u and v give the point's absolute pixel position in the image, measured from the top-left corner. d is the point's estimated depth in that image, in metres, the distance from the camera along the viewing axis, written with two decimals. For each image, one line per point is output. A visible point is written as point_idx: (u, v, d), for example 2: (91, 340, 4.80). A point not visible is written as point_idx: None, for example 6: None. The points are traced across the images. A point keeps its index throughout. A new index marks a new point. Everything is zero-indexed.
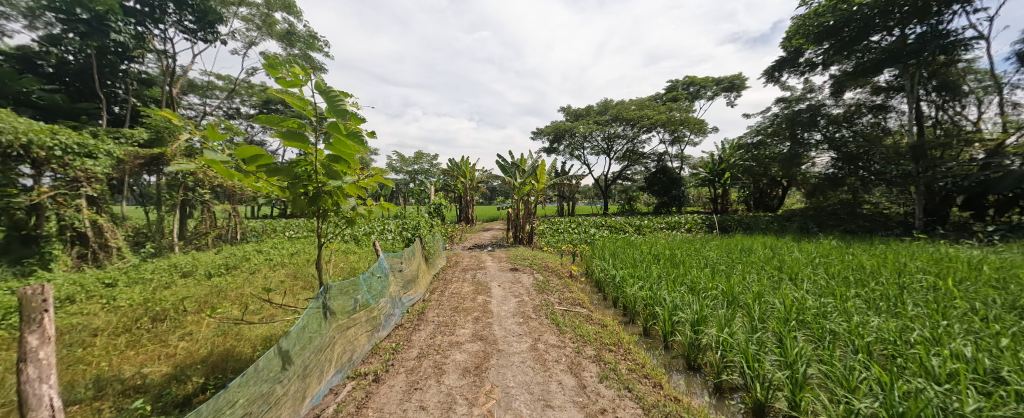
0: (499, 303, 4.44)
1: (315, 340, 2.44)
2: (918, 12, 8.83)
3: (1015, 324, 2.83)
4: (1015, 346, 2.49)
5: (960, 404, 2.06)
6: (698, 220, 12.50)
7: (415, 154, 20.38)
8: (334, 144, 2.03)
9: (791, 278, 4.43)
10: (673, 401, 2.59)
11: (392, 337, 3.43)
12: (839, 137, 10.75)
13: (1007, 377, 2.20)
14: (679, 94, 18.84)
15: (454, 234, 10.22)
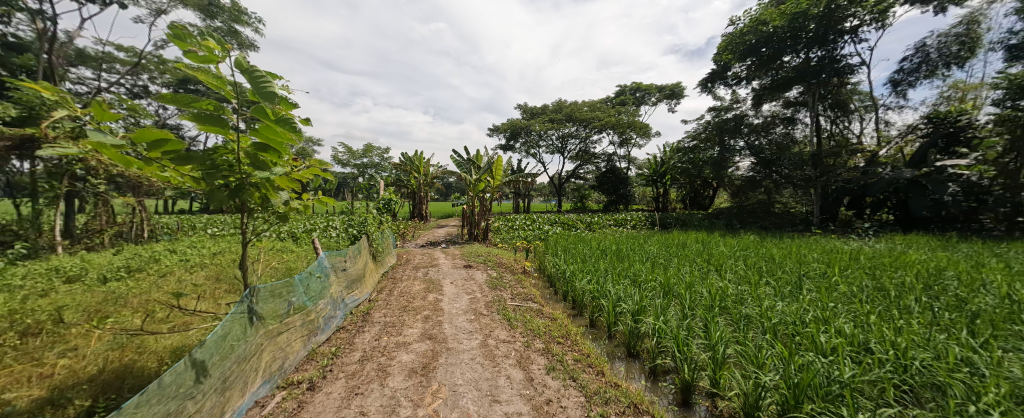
0: (450, 301, 4.38)
1: (237, 348, 2.22)
2: (819, 39, 10.20)
3: (883, 303, 3.39)
4: (882, 321, 2.98)
5: (833, 372, 2.38)
6: (640, 217, 13.29)
7: (363, 147, 19.31)
8: (260, 130, 1.83)
9: (718, 269, 4.90)
10: (613, 387, 2.73)
11: (332, 341, 3.23)
12: (760, 144, 11.90)
13: (875, 348, 2.61)
14: (626, 99, 19.87)
15: (407, 231, 9.89)
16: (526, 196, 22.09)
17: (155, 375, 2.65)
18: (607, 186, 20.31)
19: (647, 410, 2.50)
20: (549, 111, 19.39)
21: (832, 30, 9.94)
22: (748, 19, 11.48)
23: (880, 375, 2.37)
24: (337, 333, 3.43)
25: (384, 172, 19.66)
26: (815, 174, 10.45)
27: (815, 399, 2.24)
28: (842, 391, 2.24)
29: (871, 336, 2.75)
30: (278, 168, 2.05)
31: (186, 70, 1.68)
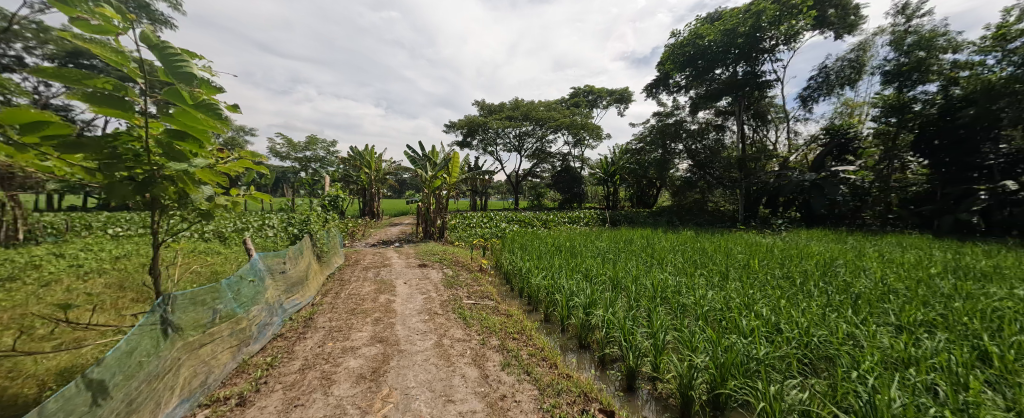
0: (403, 301, 4.24)
1: (148, 365, 1.96)
2: (744, 55, 11.31)
3: (793, 288, 3.82)
4: (792, 305, 3.36)
5: (750, 351, 2.61)
6: (593, 214, 13.77)
7: (307, 139, 18.07)
8: (174, 115, 1.57)
9: (660, 262, 5.24)
10: (565, 378, 2.81)
11: (268, 350, 2.99)
12: (697, 148, 12.68)
13: (786, 327, 2.92)
14: (580, 101, 20.48)
15: (356, 230, 9.42)
16: (483, 194, 22.02)
17: (31, 403, 2.22)
18: (562, 185, 20.87)
19: (596, 397, 2.60)
20: (506, 109, 19.43)
21: (755, 48, 11.07)
22: (687, 33, 12.37)
23: (788, 351, 2.65)
24: (274, 341, 3.17)
25: (331, 167, 18.56)
26: (739, 177, 11.65)
27: (738, 376, 2.46)
28: (758, 367, 2.46)
29: (782, 318, 3.08)
30: (200, 159, 1.81)
31: (74, 40, 1.37)
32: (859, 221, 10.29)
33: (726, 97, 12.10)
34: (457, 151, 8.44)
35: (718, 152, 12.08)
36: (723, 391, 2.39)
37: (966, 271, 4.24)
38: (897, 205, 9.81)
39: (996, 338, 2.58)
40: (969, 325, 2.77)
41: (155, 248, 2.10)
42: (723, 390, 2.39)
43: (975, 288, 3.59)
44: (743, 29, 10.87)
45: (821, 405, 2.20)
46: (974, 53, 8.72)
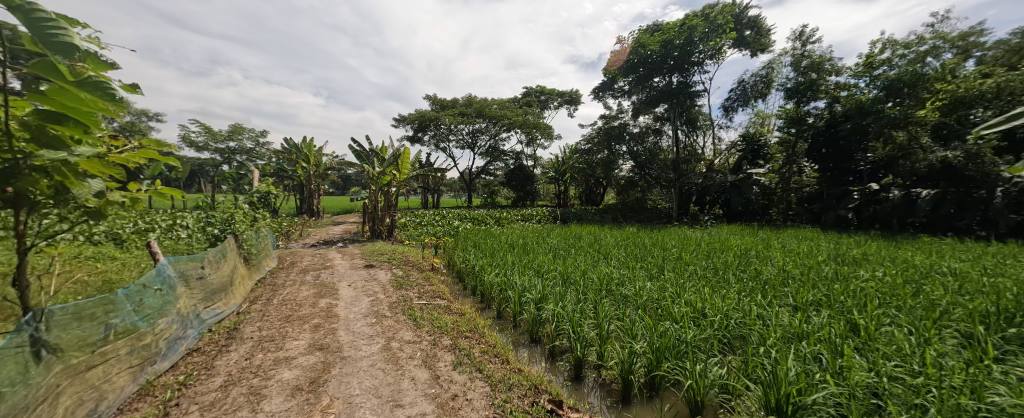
0: (347, 305, 4.00)
1: (15, 395, 1.63)
2: (678, 66, 12.28)
3: (719, 277, 4.21)
4: (717, 291, 3.70)
5: (680, 334, 2.81)
6: (545, 212, 14.06)
7: (229, 129, 16.31)
8: (46, 94, 1.30)
9: (606, 257, 5.49)
10: (517, 373, 2.83)
11: (182, 367, 2.65)
12: (638, 150, 13.36)
13: (711, 311, 3.21)
14: (532, 101, 20.77)
15: (292, 229, 8.71)
16: (435, 191, 21.54)
17: None
18: (515, 183, 21.10)
19: (545, 388, 2.64)
20: (458, 105, 19.13)
21: (687, 61, 12.09)
22: (631, 40, 13.10)
23: (710, 333, 2.90)
24: (190, 357, 2.81)
25: (261, 160, 16.99)
26: (674, 177, 12.68)
27: (670, 359, 2.64)
28: (688, 349, 2.67)
29: (706, 303, 3.36)
30: (85, 147, 1.53)
31: None
32: (768, 218, 11.74)
33: (662, 105, 13.04)
34: (407, 147, 8.17)
35: (656, 154, 12.90)
36: (658, 373, 2.55)
37: (845, 258, 4.97)
38: (795, 202, 11.25)
39: (864, 312, 3.04)
40: (845, 302, 3.23)
41: (21, 256, 1.75)
42: (658, 371, 2.55)
43: (850, 271, 4.23)
44: (678, 41, 11.76)
45: (738, 380, 2.44)
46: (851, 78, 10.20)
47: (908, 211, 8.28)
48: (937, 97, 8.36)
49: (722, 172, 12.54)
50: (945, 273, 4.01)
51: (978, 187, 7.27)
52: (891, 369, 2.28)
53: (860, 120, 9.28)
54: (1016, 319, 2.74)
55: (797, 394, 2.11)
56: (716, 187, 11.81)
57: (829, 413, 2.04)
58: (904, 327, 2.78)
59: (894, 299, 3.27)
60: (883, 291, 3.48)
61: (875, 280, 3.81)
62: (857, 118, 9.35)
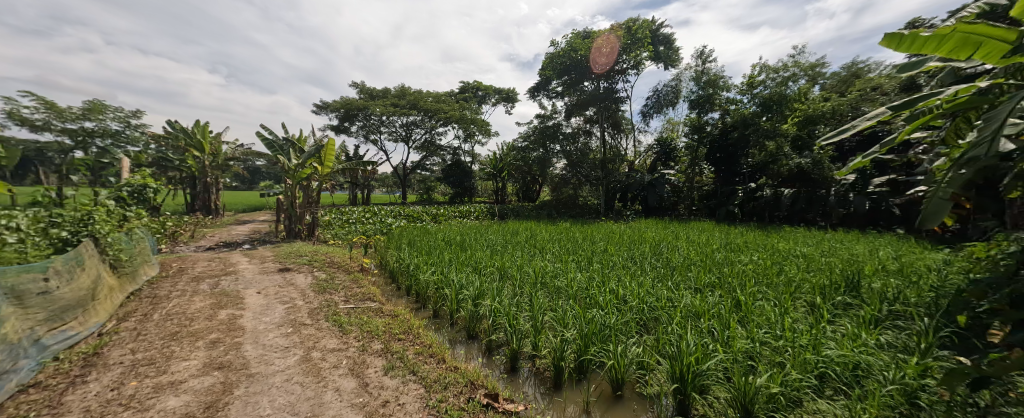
0: (256, 315, 3.54)
1: None
2: (605, 73, 13.12)
3: (639, 266, 4.58)
4: (636, 278, 4.02)
5: (605, 320, 2.99)
6: (482, 208, 14.03)
7: (86, 105, 13.38)
8: None
9: (541, 251, 5.65)
10: (453, 371, 2.76)
11: (13, 408, 2.10)
12: (571, 149, 13.91)
13: (631, 296, 3.47)
14: (469, 96, 20.55)
15: (180, 230, 7.49)
16: (366, 186, 20.23)
17: None
18: (452, 178, 20.73)
19: (482, 383, 2.62)
20: (390, 96, 18.19)
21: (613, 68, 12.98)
22: (564, 44, 13.61)
23: (629, 317, 3.14)
24: (25, 395, 2.23)
25: (134, 146, 14.25)
26: (602, 175, 13.49)
27: (596, 344, 2.79)
28: (612, 332, 2.86)
29: (626, 290, 3.63)
30: None
31: None
32: (677, 213, 13.05)
33: (591, 108, 13.80)
34: (332, 138, 7.52)
35: (586, 154, 13.56)
36: (587, 357, 2.68)
37: (732, 245, 5.77)
38: (697, 199, 12.63)
39: (745, 290, 3.54)
40: (731, 283, 3.74)
41: None
42: (587, 355, 2.68)
43: (735, 257, 4.90)
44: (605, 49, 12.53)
45: (651, 355, 2.67)
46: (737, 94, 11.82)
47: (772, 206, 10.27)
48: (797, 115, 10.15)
49: (643, 172, 13.69)
50: (798, 255, 4.87)
51: (820, 187, 9.12)
52: (762, 336, 2.68)
53: (747, 130, 10.80)
54: (845, 289, 3.44)
55: (695, 364, 2.37)
56: (637, 185, 12.86)
57: (718, 378, 2.33)
58: (772, 301, 3.31)
59: (767, 277, 3.86)
60: (757, 271, 4.10)
61: (753, 263, 4.48)
62: (744, 129, 10.88)
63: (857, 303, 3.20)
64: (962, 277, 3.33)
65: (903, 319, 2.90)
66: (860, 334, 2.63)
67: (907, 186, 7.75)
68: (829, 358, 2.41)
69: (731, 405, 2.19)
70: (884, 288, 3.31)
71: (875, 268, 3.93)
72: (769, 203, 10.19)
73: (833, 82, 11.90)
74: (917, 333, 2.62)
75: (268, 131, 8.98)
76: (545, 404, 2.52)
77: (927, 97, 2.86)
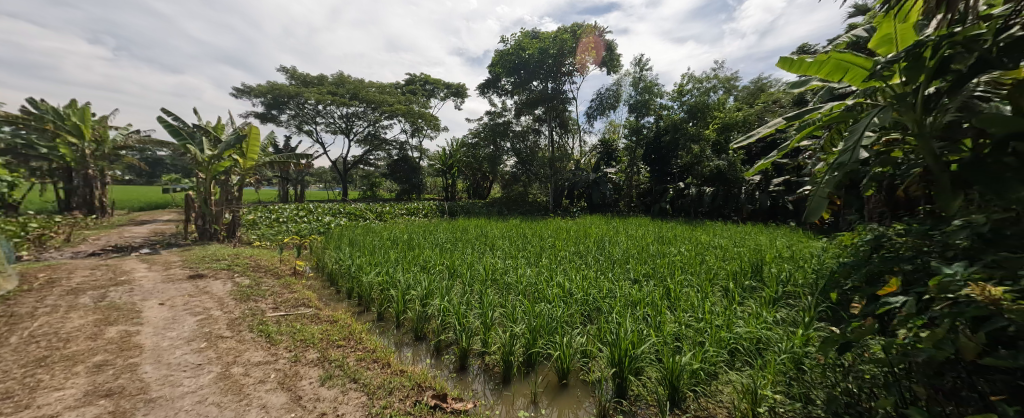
0: (156, 331, 3.06)
1: None
2: (552, 74, 13.41)
3: (584, 260, 4.72)
4: (580, 272, 4.13)
5: (552, 313, 3.04)
6: (432, 206, 13.65)
7: None
8: None
9: (491, 248, 5.60)
10: (399, 375, 2.62)
11: None
12: (520, 147, 14.14)
13: (575, 289, 3.56)
14: (417, 89, 19.84)
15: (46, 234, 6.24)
16: (300, 181, 18.95)
17: None
18: (398, 175, 19.93)
19: (430, 385, 2.51)
20: (327, 84, 16.98)
21: (560, 70, 13.30)
22: (512, 42, 13.65)
23: (574, 309, 3.22)
24: None
25: None
26: (551, 174, 13.81)
27: (544, 336, 2.82)
28: (559, 325, 2.90)
29: (572, 283, 3.73)
30: None
31: None
32: (618, 209, 13.57)
33: (540, 108, 14.01)
34: (256, 127, 6.80)
35: (536, 152, 13.91)
36: (535, 350, 2.68)
37: (663, 239, 6.20)
38: (636, 196, 13.38)
39: (674, 278, 3.81)
40: (663, 272, 4.00)
41: None
42: (534, 349, 2.69)
43: (666, 249, 5.26)
44: (552, 51, 12.81)
45: (593, 344, 2.76)
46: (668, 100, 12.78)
47: (696, 202, 11.15)
48: (716, 122, 11.28)
49: (587, 170, 14.21)
50: (716, 246, 5.38)
51: (733, 186, 10.18)
52: (686, 319, 2.90)
53: (677, 134, 11.71)
54: (754, 274, 3.85)
55: (630, 349, 2.48)
56: (582, 184, 13.34)
57: (650, 360, 2.47)
58: (696, 287, 3.59)
59: (693, 266, 4.19)
60: (682, 261, 4.44)
61: (681, 254, 4.84)
62: (675, 133, 11.78)
63: (759, 286, 3.60)
64: (834, 260, 3.93)
65: (792, 298, 3.33)
66: (761, 312, 2.95)
67: (797, 185, 8.97)
68: (739, 335, 2.66)
69: (661, 384, 2.32)
70: (781, 272, 3.77)
71: (773, 255, 4.47)
72: (693, 200, 11.08)
73: (743, 94, 13.44)
74: (802, 308, 3.02)
75: (172, 116, 7.78)
76: (494, 400, 2.48)
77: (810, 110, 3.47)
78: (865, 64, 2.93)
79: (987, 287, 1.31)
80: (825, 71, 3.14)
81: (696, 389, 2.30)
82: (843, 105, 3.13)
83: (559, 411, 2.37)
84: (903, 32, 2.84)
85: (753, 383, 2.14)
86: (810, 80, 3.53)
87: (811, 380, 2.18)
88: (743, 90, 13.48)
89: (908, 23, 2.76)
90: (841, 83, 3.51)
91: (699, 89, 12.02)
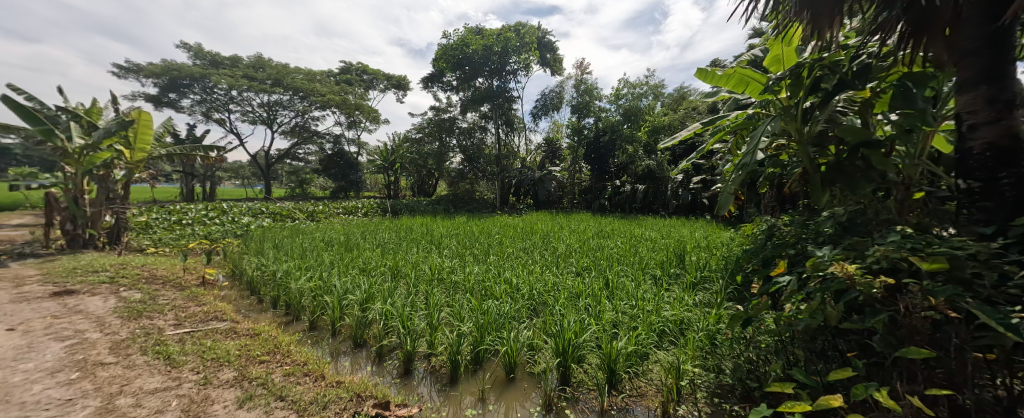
0: (1, 364, 2.44)
1: None
2: (496, 71, 13.37)
3: (530, 256, 4.74)
4: (526, 267, 4.14)
5: (500, 310, 2.99)
6: (373, 204, 12.96)
7: None
8: None
9: (437, 247, 5.42)
10: (334, 387, 2.38)
11: None
12: (467, 144, 14.01)
13: (522, 285, 3.54)
14: (352, 79, 18.62)
15: None
16: (209, 177, 17.64)
17: None
18: (333, 171, 18.55)
19: (370, 394, 2.32)
20: (242, 67, 15.21)
21: (504, 67, 13.29)
22: (456, 36, 13.33)
23: (521, 304, 3.20)
24: None
25: None
26: (498, 171, 13.79)
27: (491, 333, 2.75)
28: (507, 320, 2.86)
29: (519, 278, 3.72)
30: None
31: None
32: (562, 206, 13.95)
33: (486, 105, 13.92)
34: (145, 113, 5.81)
35: (482, 149, 13.91)
36: (483, 348, 2.60)
37: (602, 233, 6.47)
38: (578, 193, 13.86)
39: (612, 270, 3.98)
40: (604, 265, 4.15)
41: None
42: (482, 346, 2.60)
43: (604, 242, 5.50)
44: (496, 48, 12.74)
45: (539, 337, 2.75)
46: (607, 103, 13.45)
47: (630, 198, 11.84)
48: (647, 125, 12.16)
49: (533, 168, 14.40)
50: (647, 238, 5.75)
51: (662, 184, 11.05)
52: (624, 307, 3.03)
53: (615, 135, 12.57)
54: (678, 262, 4.17)
55: (574, 338, 2.51)
56: (527, 181, 13.49)
57: (591, 347, 2.52)
58: (631, 276, 3.78)
59: (628, 257, 4.41)
60: (619, 253, 4.66)
61: (618, 247, 5.07)
62: (613, 134, 12.54)
63: (682, 272, 3.90)
64: (740, 247, 4.44)
65: (708, 282, 3.67)
66: (684, 296, 3.18)
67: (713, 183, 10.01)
68: (666, 318, 2.84)
69: (601, 370, 2.37)
70: (699, 259, 4.14)
71: (693, 245, 4.90)
72: (628, 197, 11.81)
73: (670, 100, 14.65)
74: (716, 291, 3.34)
75: (27, 95, 6.31)
76: (440, 402, 2.35)
77: (721, 118, 3.91)
78: (762, 79, 3.42)
79: (843, 265, 1.62)
80: (732, 83, 3.58)
81: (631, 371, 2.39)
82: (745, 114, 3.61)
83: (506, 406, 2.31)
84: (788, 53, 3.36)
85: (677, 360, 2.28)
86: (720, 91, 3.99)
87: (723, 353, 2.40)
88: (669, 96, 14.67)
89: (792, 45, 3.26)
90: (743, 95, 3.99)
91: (633, 93, 12.84)
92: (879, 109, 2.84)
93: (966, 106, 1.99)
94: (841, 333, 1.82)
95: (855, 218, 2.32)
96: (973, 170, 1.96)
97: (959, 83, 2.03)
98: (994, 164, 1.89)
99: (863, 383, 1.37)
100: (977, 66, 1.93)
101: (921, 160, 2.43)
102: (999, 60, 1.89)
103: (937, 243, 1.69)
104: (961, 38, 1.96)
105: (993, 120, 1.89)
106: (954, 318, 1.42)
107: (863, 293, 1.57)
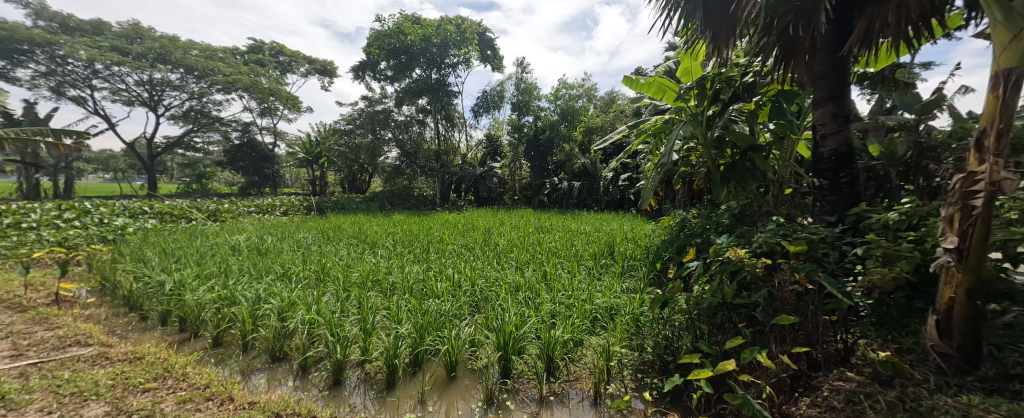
0: None
1: None
2: (433, 63, 12.86)
3: (470, 253, 4.54)
4: (468, 265, 3.95)
5: (440, 308, 2.86)
6: (295, 202, 11.68)
7: None
8: None
9: (371, 247, 5.02)
10: (246, 409, 2.05)
11: None
12: (403, 138, 13.33)
13: (463, 284, 3.39)
14: (266, 61, 16.54)
15: None
16: (63, 168, 14.46)
17: None
18: (243, 164, 16.31)
19: (293, 412, 2.04)
20: (114, 37, 12.58)
21: (441, 61, 12.88)
22: (392, 23, 12.54)
23: (462, 301, 3.10)
24: None
25: None
26: (437, 167, 13.34)
27: (432, 332, 2.60)
28: (447, 320, 2.71)
29: (460, 275, 3.61)
30: None
31: None
32: (502, 202, 13.96)
33: (423, 99, 13.38)
34: None
35: (419, 144, 13.30)
36: (422, 349, 2.45)
37: (541, 228, 6.55)
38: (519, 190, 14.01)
39: (550, 263, 4.03)
40: (544, 260, 4.16)
41: None
42: (421, 348, 2.45)
43: (543, 237, 5.53)
44: (436, 40, 12.24)
45: (480, 333, 2.66)
46: (547, 102, 13.77)
47: (567, 195, 12.28)
48: (582, 125, 12.69)
49: (473, 164, 14.20)
50: (582, 233, 5.96)
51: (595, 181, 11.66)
52: (560, 297, 3.08)
53: (553, 133, 13.00)
54: (610, 255, 4.32)
55: (514, 331, 2.48)
56: (469, 177, 13.23)
57: (532, 338, 2.53)
58: (567, 268, 3.86)
59: (567, 252, 4.46)
60: (555, 247, 4.74)
61: (555, 241, 5.16)
62: (552, 132, 12.95)
63: (613, 262, 4.07)
64: (659, 239, 4.79)
65: (633, 269, 3.90)
66: (613, 284, 3.33)
67: None
68: (597, 305, 2.95)
69: (540, 359, 2.38)
70: (626, 251, 4.36)
71: (622, 238, 5.18)
72: (565, 193, 12.25)
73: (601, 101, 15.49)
74: (640, 277, 3.55)
75: None
76: (375, 410, 2.15)
77: (643, 121, 4.20)
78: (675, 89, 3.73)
79: (736, 251, 1.85)
80: (653, 91, 3.85)
81: (567, 357, 2.43)
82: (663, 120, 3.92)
83: (448, 405, 2.20)
84: (695, 66, 3.67)
85: (608, 343, 2.37)
86: (642, 98, 4.28)
87: (645, 333, 2.52)
88: (602, 99, 15.49)
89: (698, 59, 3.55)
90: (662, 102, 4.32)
91: (569, 94, 13.27)
92: (761, 118, 3.30)
93: (818, 119, 2.49)
94: (734, 308, 2.06)
95: (744, 210, 2.76)
96: (823, 171, 2.48)
97: (814, 100, 2.54)
98: (836, 166, 2.42)
99: (750, 348, 1.56)
100: (827, 88, 2.43)
101: (790, 162, 2.89)
102: (840, 84, 2.41)
103: (800, 231, 2.04)
104: (818, 64, 2.43)
105: (836, 130, 2.43)
106: (810, 289, 1.72)
107: (749, 272, 1.81)
